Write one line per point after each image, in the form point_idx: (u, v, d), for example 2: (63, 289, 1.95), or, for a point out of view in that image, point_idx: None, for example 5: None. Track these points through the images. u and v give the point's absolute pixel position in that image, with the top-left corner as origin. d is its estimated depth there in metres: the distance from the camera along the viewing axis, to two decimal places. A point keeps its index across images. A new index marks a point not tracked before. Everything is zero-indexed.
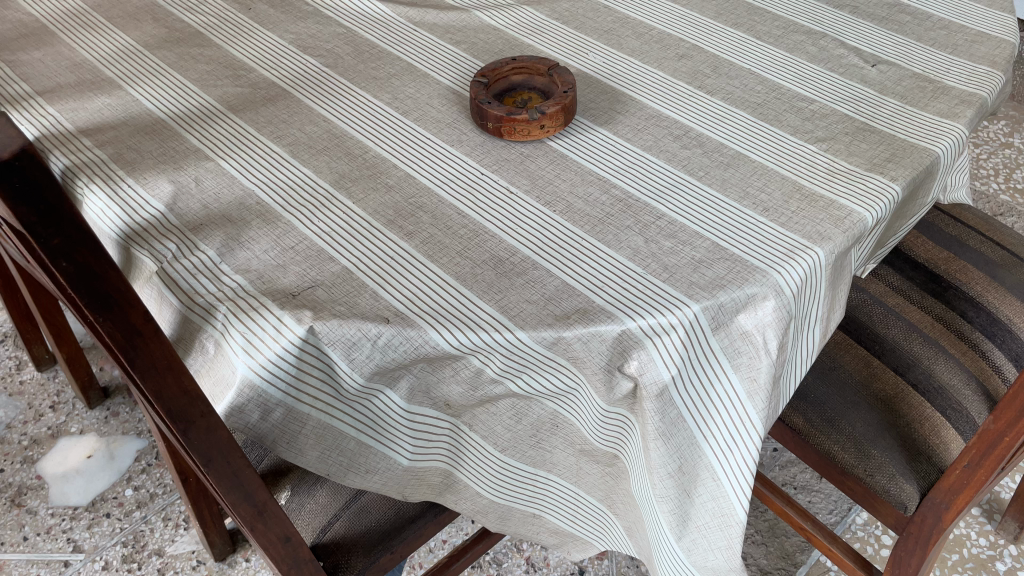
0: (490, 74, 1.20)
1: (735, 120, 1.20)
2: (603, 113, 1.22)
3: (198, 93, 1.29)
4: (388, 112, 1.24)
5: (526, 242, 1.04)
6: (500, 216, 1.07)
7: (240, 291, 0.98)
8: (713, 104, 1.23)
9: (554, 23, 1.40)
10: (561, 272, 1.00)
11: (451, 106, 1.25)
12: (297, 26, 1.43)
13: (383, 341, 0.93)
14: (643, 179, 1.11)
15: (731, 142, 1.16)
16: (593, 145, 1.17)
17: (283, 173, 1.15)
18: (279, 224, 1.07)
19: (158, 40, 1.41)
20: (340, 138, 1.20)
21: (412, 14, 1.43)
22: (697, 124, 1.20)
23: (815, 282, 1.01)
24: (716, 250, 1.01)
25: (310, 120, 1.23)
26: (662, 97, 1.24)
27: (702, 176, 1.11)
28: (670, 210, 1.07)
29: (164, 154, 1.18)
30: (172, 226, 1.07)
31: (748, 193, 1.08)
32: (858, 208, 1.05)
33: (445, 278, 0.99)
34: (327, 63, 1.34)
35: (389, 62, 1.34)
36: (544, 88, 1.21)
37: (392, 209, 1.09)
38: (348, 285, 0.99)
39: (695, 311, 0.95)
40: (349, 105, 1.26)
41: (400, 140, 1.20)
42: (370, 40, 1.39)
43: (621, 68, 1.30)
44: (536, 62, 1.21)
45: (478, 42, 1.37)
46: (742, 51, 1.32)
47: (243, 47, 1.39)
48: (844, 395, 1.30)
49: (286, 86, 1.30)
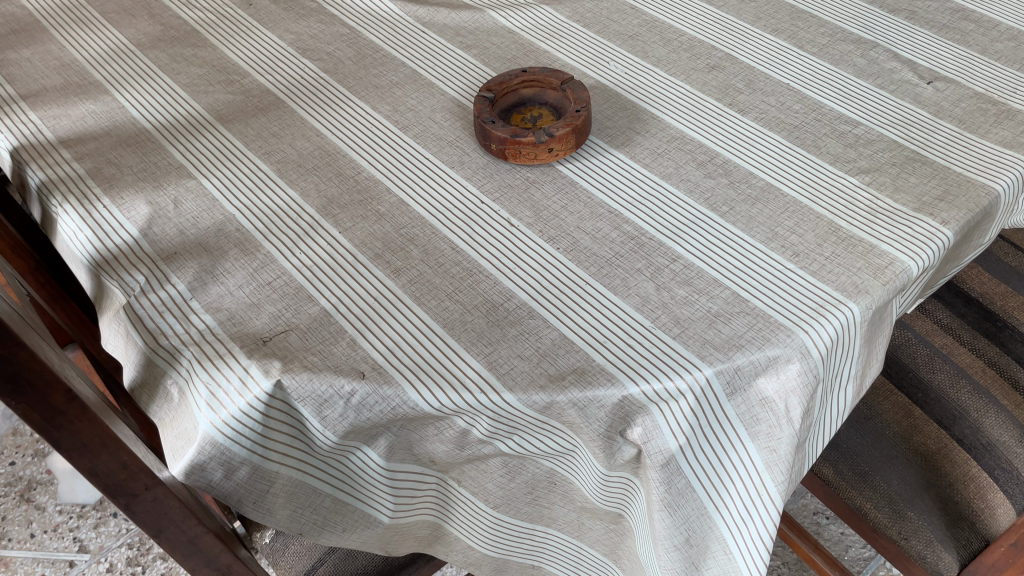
0: (496, 87, 1.10)
1: (767, 145, 1.07)
2: (620, 133, 1.11)
3: (188, 101, 1.20)
4: (387, 126, 1.14)
5: (523, 285, 0.94)
6: (497, 253, 0.97)
7: (209, 335, 0.90)
8: (745, 125, 1.10)
9: (575, 25, 1.28)
10: (560, 323, 0.89)
11: (454, 121, 1.14)
12: (299, 24, 1.33)
13: (357, 399, 0.84)
14: (659, 214, 1.00)
15: (761, 171, 1.04)
16: (606, 171, 1.05)
17: (268, 195, 1.06)
18: (257, 255, 0.99)
19: (153, 38, 1.32)
20: (332, 155, 1.11)
21: (422, 13, 1.32)
22: (724, 149, 1.07)
23: (848, 341, 0.90)
24: (736, 301, 0.90)
25: (302, 134, 1.14)
26: (687, 116, 1.12)
27: (726, 213, 0.99)
28: (687, 251, 0.95)
29: (145, 170, 1.10)
30: (144, 255, 0.99)
31: (777, 233, 0.96)
32: (902, 255, 0.93)
33: (430, 327, 0.90)
34: (326, 69, 1.24)
35: (394, 68, 1.24)
36: (555, 103, 1.10)
37: (381, 241, 0.99)
38: (325, 330, 0.90)
39: (707, 375, 0.84)
40: (345, 118, 1.16)
41: (397, 159, 1.10)
42: (375, 43, 1.28)
43: (643, 80, 1.18)
44: (549, 74, 1.11)
45: (490, 46, 1.26)
46: (781, 62, 1.19)
47: (240, 47, 1.30)
48: (879, 448, 1.18)
49: (281, 94, 1.21)
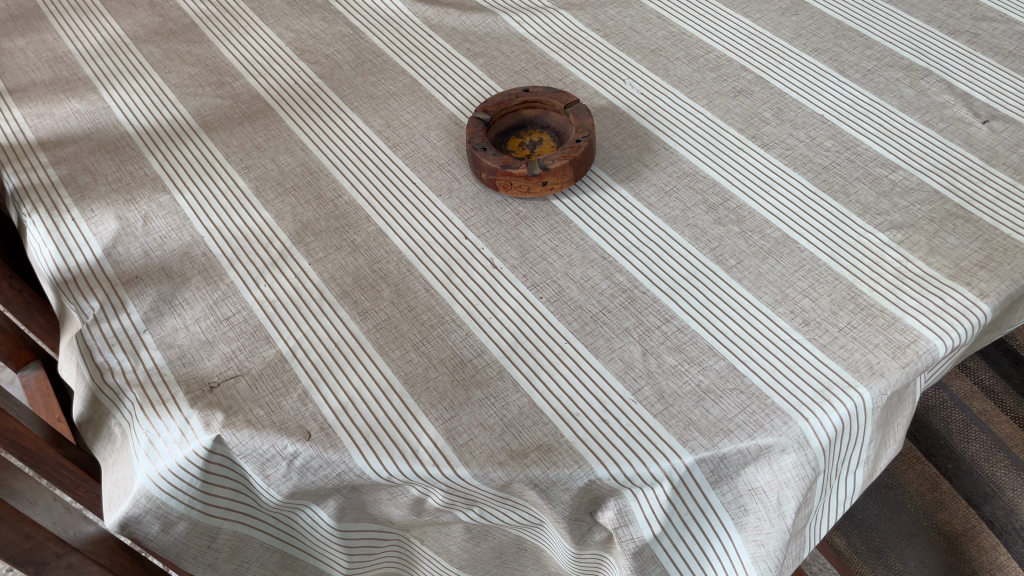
0: (493, 107, 1.01)
1: (788, 188, 0.96)
2: (626, 164, 1.00)
3: (175, 104, 1.14)
4: (376, 143, 1.06)
5: (497, 339, 0.85)
6: (475, 298, 0.89)
7: (155, 375, 0.84)
8: (767, 162, 0.99)
9: (593, 35, 1.17)
10: (531, 388, 0.81)
11: (449, 141, 1.05)
12: (300, 22, 1.25)
13: (300, 461, 0.78)
14: (657, 264, 0.90)
15: (778, 220, 0.93)
16: (605, 210, 0.96)
17: (241, 216, 0.99)
18: (220, 284, 0.92)
19: (150, 31, 1.26)
20: (314, 174, 1.03)
21: (431, 15, 1.23)
22: (740, 189, 0.96)
23: (856, 429, 0.79)
24: (730, 374, 0.80)
25: (286, 148, 1.07)
26: (703, 148, 1.01)
27: (732, 267, 0.89)
28: (683, 311, 0.85)
29: (120, 180, 1.05)
30: (104, 277, 0.94)
31: (787, 296, 0.86)
32: (927, 333, 0.81)
33: (388, 382, 0.82)
34: (321, 74, 1.16)
35: (393, 75, 1.15)
36: (558, 128, 1.02)
37: (353, 277, 0.92)
38: (277, 378, 0.83)
39: (687, 463, 0.75)
40: (334, 131, 1.08)
41: (382, 182, 1.02)
42: (376, 45, 1.19)
43: (660, 103, 1.07)
44: (551, 95, 1.01)
45: (499, 55, 1.16)
46: (817, 89, 1.06)
47: (236, 45, 1.22)
48: (899, 523, 1.08)
49: (271, 100, 1.13)
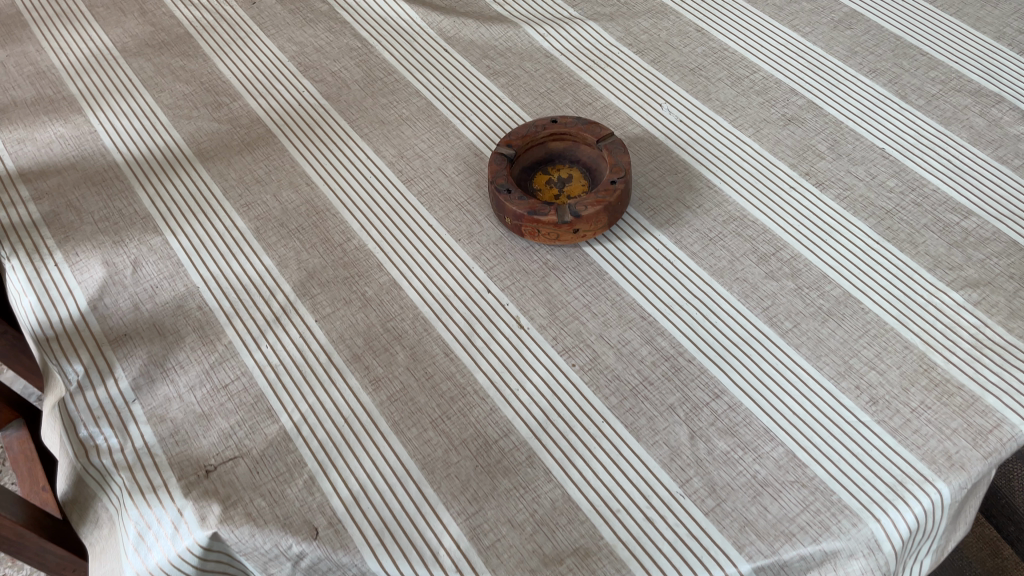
0: (519, 141, 0.91)
1: (847, 237, 0.86)
2: (665, 205, 0.90)
3: (167, 129, 1.04)
4: (388, 177, 0.96)
5: (526, 415, 0.76)
6: (500, 365, 0.80)
7: (145, 456, 0.76)
8: (823, 204, 0.89)
9: (625, 51, 1.07)
10: (565, 477, 0.72)
11: (468, 175, 0.96)
12: (303, 33, 1.14)
13: (307, 561, 0.70)
14: (703, 326, 0.80)
15: (838, 274, 0.83)
16: (643, 260, 0.86)
17: (240, 263, 0.90)
18: (217, 346, 0.83)
19: (140, 43, 1.15)
20: (321, 213, 0.94)
21: (447, 26, 1.12)
22: (794, 236, 0.86)
23: (931, 527, 0.70)
24: (789, 463, 0.71)
25: (289, 182, 0.97)
26: (751, 188, 0.91)
27: (788, 331, 0.80)
28: (734, 385, 0.76)
29: (107, 218, 0.95)
30: (88, 335, 0.85)
31: (850, 368, 0.77)
32: (1011, 416, 0.72)
33: (405, 467, 0.74)
34: (326, 95, 1.06)
35: (406, 96, 1.04)
36: (589, 163, 0.92)
37: (363, 337, 0.83)
38: (281, 461, 0.74)
39: (743, 572, 0.66)
40: (341, 162, 0.98)
41: (396, 224, 0.92)
42: (387, 61, 1.09)
43: (702, 132, 0.97)
44: (582, 127, 0.91)
45: (522, 74, 1.05)
46: (876, 117, 0.96)
47: (234, 59, 1.12)
48: None
49: (272, 125, 1.03)
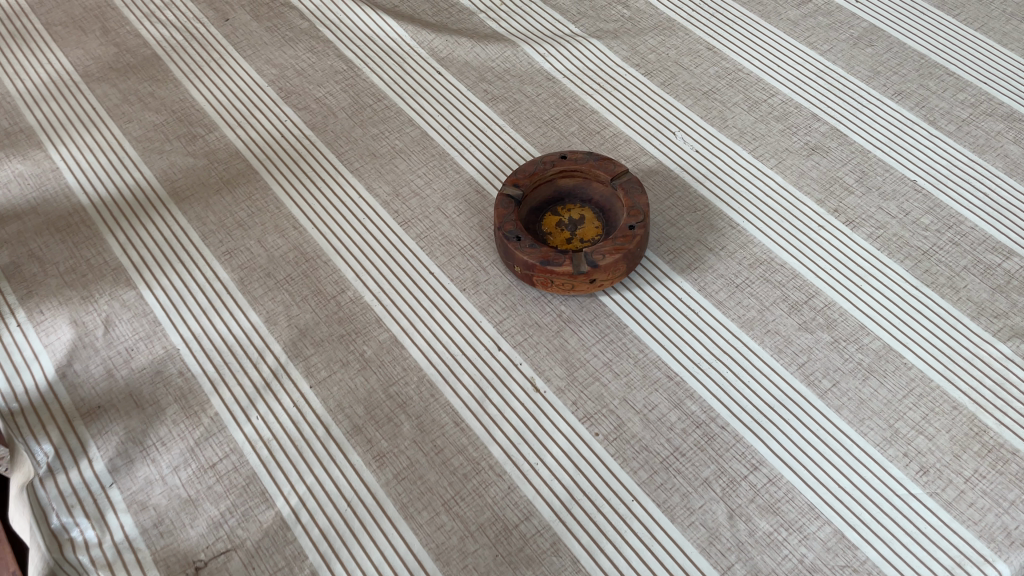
0: (526, 181, 0.83)
1: (883, 281, 0.80)
2: (685, 247, 0.84)
3: (136, 165, 0.95)
4: (383, 218, 0.89)
5: (547, 493, 0.69)
6: (515, 435, 0.73)
7: (126, 551, 0.68)
8: (855, 244, 0.83)
9: (632, 72, 0.99)
10: (595, 566, 0.65)
11: (470, 215, 0.88)
12: (283, 54, 1.05)
13: None
14: (735, 387, 0.74)
15: (876, 324, 0.77)
16: (666, 310, 0.80)
17: (223, 320, 0.82)
18: (202, 418, 0.76)
19: (102, 65, 1.06)
20: (311, 261, 0.86)
21: (439, 45, 1.04)
22: (826, 282, 0.80)
23: None
24: (838, 545, 0.66)
25: (274, 225, 0.89)
26: (777, 226, 0.84)
27: (827, 391, 0.74)
28: (773, 455, 0.70)
29: (74, 270, 0.87)
30: (56, 407, 0.77)
31: (895, 432, 0.71)
32: None
33: (418, 558, 0.67)
34: (311, 125, 0.98)
35: (399, 126, 0.97)
36: (602, 202, 0.85)
37: (364, 405, 0.76)
38: (280, 554, 0.67)
39: None
40: (331, 202, 0.90)
41: (394, 272, 0.84)
42: (376, 86, 1.01)
43: (721, 163, 0.90)
44: (594, 163, 0.84)
45: (523, 99, 0.98)
46: (905, 145, 0.90)
47: (208, 84, 1.03)
48: None
49: (253, 159, 0.95)
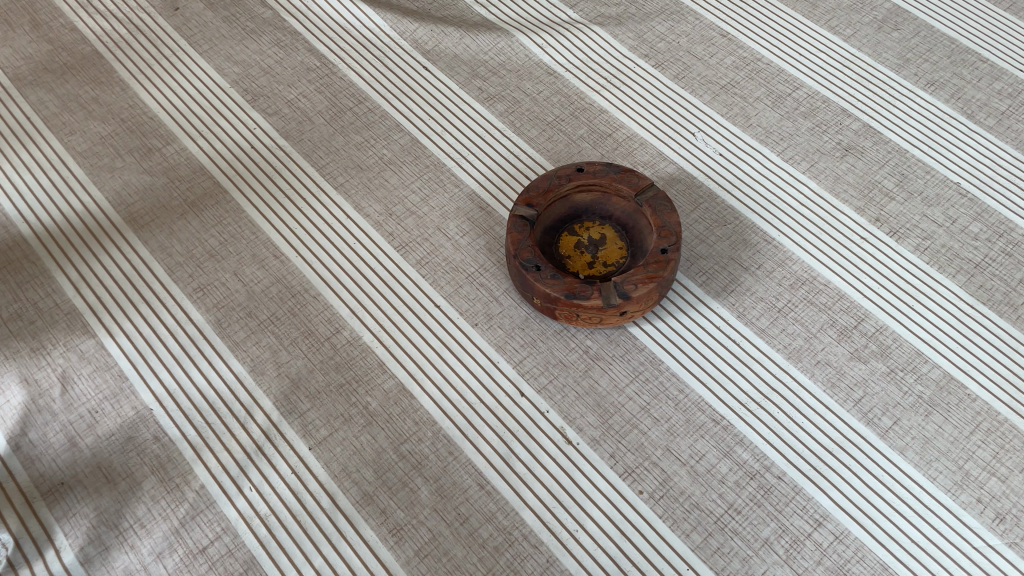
0: (541, 199, 0.74)
1: (936, 300, 0.73)
2: (718, 267, 0.76)
3: (83, 184, 0.83)
4: (377, 242, 0.79)
5: (592, 566, 0.62)
6: (550, 497, 0.65)
7: None
8: (902, 258, 0.76)
9: (642, 64, 0.90)
10: None
11: (476, 236, 0.79)
12: (246, 50, 0.93)
13: None
14: (789, 429, 0.67)
15: (934, 349, 0.71)
16: (704, 341, 0.72)
17: (201, 371, 0.71)
18: (187, 493, 0.66)
19: (35, 66, 0.92)
20: (298, 296, 0.75)
21: (424, 36, 0.93)
22: (875, 302, 0.73)
23: None
24: None
25: (252, 255, 0.78)
26: (815, 240, 0.77)
27: (888, 430, 0.67)
28: (837, 508, 0.64)
29: (20, 316, 0.75)
30: (11, 487, 0.66)
31: (965, 475, 0.65)
32: None
33: None
34: (286, 133, 0.86)
35: (386, 133, 0.86)
36: (624, 219, 0.76)
37: (374, 468, 0.66)
38: None
39: None
40: (316, 225, 0.80)
41: (395, 306, 0.75)
42: (355, 86, 0.90)
43: (748, 167, 0.82)
44: (615, 176, 0.75)
45: (523, 99, 0.88)
46: (944, 142, 0.83)
47: (162, 87, 0.90)
48: None
49: (222, 175, 0.83)
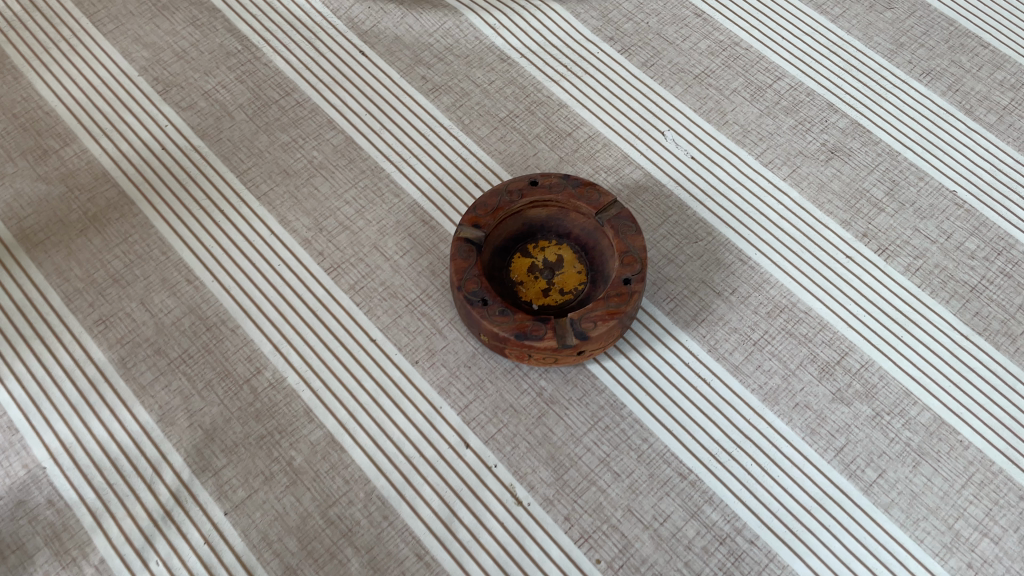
0: (489, 219, 0.65)
1: (927, 330, 0.66)
2: (688, 292, 0.68)
3: None
4: (305, 264, 0.69)
5: None
6: (497, 569, 0.58)
7: None
8: (891, 280, 0.68)
9: (606, 48, 0.80)
10: None
11: (417, 256, 0.70)
12: (157, 30, 0.82)
13: None
14: (763, 485, 0.60)
15: (924, 388, 0.64)
16: (671, 380, 0.64)
17: (102, 421, 0.63)
18: (86, 568, 0.58)
19: None
20: (213, 331, 0.67)
21: (360, 14, 0.82)
22: (860, 333, 0.66)
23: None
24: None
25: (162, 280, 0.69)
26: (797, 259, 0.69)
27: (872, 484, 0.60)
28: None
29: None
30: None
31: (955, 536, 0.59)
32: None
33: None
34: (202, 131, 0.76)
35: (316, 131, 0.76)
36: (583, 237, 0.68)
37: (299, 536, 0.59)
38: None
39: None
40: (235, 243, 0.70)
41: (324, 340, 0.66)
42: (282, 74, 0.79)
43: (723, 173, 0.73)
44: (573, 191, 0.66)
45: (472, 91, 0.78)
46: (940, 142, 0.74)
47: (59, 75, 0.79)
48: None
49: (127, 183, 0.73)
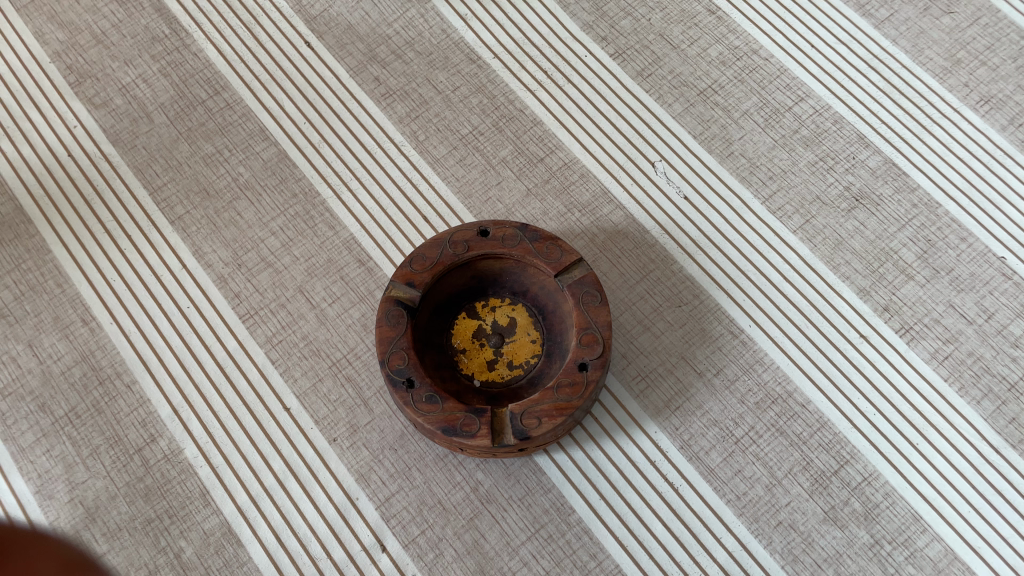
0: (425, 277, 0.54)
1: (950, 438, 0.54)
2: (662, 371, 0.57)
3: None
4: (217, 310, 0.59)
5: None
6: None
7: None
8: (912, 370, 0.56)
9: (596, 51, 0.67)
10: None
11: (348, 306, 0.59)
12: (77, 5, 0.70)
13: None
14: None
15: (939, 512, 0.52)
16: (631, 483, 0.54)
17: None
18: None
19: None
20: (106, 386, 0.58)
21: None
22: (868, 436, 0.54)
23: None
24: None
25: (55, 320, 0.60)
26: (799, 336, 0.57)
27: None
28: None
29: None
30: None
31: None
32: None
33: None
34: (116, 136, 0.65)
35: (246, 142, 0.65)
36: (542, 298, 0.56)
37: None
38: None
39: None
40: (140, 279, 0.60)
41: (231, 406, 0.57)
42: (213, 67, 0.67)
43: (721, 219, 0.61)
44: (530, 245, 0.54)
45: (432, 98, 0.66)
46: (992, 191, 0.61)
47: None
48: None
49: (25, 196, 0.63)
